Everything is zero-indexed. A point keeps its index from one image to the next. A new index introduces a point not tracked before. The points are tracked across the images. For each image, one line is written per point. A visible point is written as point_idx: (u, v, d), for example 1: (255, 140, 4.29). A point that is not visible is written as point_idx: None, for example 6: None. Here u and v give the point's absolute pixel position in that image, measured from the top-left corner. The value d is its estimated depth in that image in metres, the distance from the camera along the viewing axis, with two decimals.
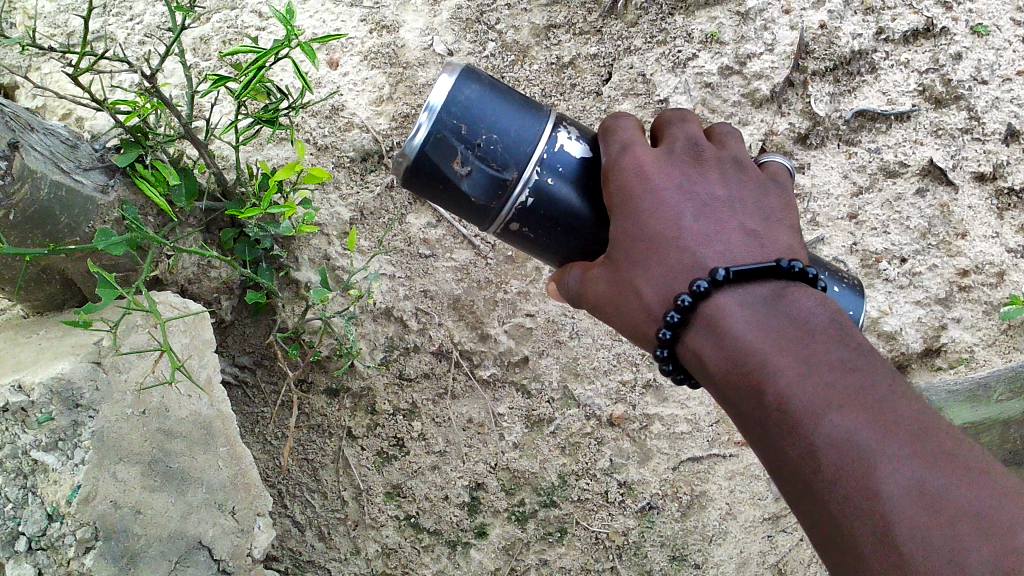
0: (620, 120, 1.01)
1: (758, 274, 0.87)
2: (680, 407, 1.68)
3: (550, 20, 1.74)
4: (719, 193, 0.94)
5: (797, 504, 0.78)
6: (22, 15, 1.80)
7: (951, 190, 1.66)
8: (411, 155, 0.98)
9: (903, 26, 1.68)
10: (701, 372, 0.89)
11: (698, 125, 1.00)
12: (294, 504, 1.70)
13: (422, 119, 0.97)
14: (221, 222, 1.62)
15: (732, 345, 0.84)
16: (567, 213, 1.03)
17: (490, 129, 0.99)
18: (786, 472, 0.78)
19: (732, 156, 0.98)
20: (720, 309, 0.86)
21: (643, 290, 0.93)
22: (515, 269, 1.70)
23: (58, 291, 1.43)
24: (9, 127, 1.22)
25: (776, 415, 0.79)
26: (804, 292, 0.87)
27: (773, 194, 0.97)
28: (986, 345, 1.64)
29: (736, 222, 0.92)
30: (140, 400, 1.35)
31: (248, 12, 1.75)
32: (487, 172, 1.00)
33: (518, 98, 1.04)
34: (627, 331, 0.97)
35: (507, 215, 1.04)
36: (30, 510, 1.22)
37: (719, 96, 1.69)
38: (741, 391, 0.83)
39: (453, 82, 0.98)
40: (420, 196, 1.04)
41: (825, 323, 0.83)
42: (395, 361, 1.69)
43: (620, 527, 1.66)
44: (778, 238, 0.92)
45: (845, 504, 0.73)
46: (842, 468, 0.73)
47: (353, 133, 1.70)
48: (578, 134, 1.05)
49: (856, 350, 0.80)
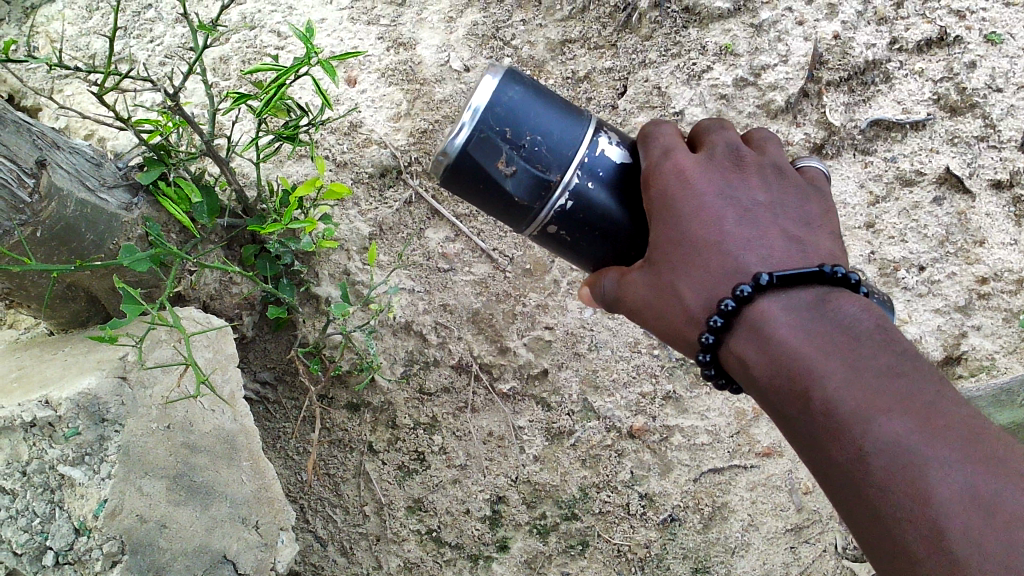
0: (659, 127, 1.02)
1: (803, 279, 0.88)
2: (701, 419, 1.67)
3: (565, 35, 1.76)
4: (760, 199, 0.95)
5: (847, 510, 0.79)
6: (44, 38, 1.84)
7: (968, 198, 1.66)
8: (453, 154, 1.00)
9: (917, 36, 1.69)
10: (744, 377, 0.91)
11: (738, 132, 1.00)
12: (317, 519, 1.71)
13: (466, 118, 0.99)
14: (242, 238, 1.64)
15: (777, 351, 0.86)
16: (605, 218, 1.04)
17: (534, 131, 1.01)
18: (834, 476, 0.80)
19: (772, 161, 0.99)
20: (764, 315, 0.88)
21: (684, 295, 0.94)
22: (534, 281, 1.71)
23: (83, 308, 1.44)
24: (36, 145, 1.25)
25: (823, 420, 0.81)
26: (847, 297, 0.88)
27: (813, 200, 0.98)
28: (1007, 353, 1.63)
29: (777, 227, 0.93)
30: (165, 415, 1.36)
31: (267, 32, 1.78)
32: (531, 173, 1.02)
33: (560, 102, 1.06)
34: (665, 333, 0.98)
35: (545, 217, 1.05)
36: (58, 524, 1.24)
37: (734, 108, 1.70)
38: (787, 396, 0.84)
39: (497, 83, 1.00)
40: (458, 196, 1.06)
41: (870, 328, 0.84)
42: (415, 376, 1.70)
43: (642, 539, 1.65)
44: (819, 246, 0.93)
45: (896, 508, 0.74)
46: (891, 472, 0.75)
47: (372, 149, 1.72)
48: (618, 140, 1.07)
49: (902, 356, 0.82)
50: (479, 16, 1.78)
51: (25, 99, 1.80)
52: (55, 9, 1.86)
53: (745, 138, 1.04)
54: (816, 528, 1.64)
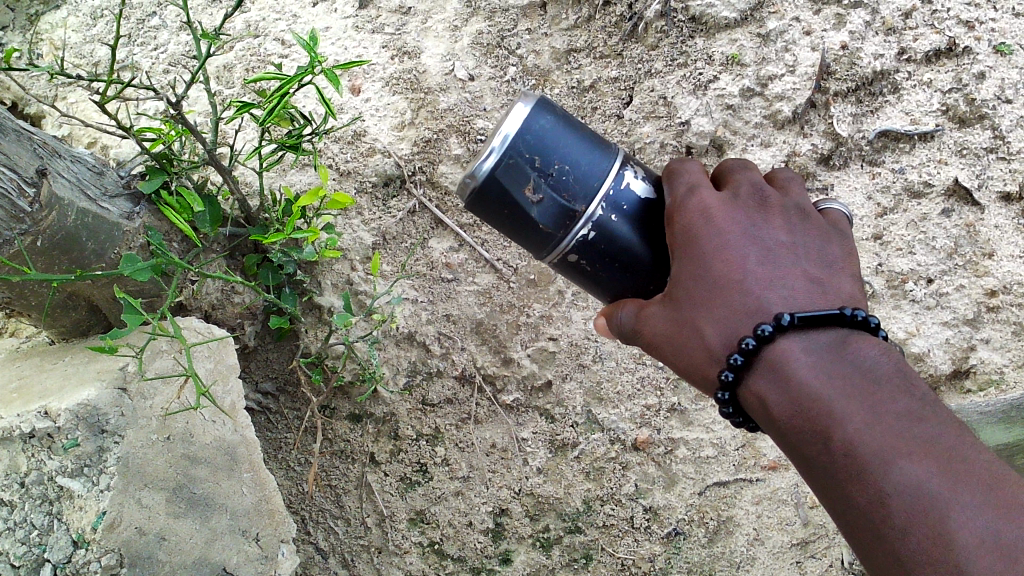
0: (685, 164, 1.02)
1: (824, 321, 0.87)
2: (706, 431, 1.65)
3: (571, 44, 1.75)
4: (783, 239, 0.95)
5: (868, 553, 0.78)
6: (48, 45, 1.84)
7: (977, 210, 1.64)
8: (480, 178, 0.99)
9: (926, 46, 1.66)
10: (763, 417, 0.90)
11: (761, 173, 1.00)
12: (318, 531, 1.71)
13: (496, 144, 0.99)
14: (244, 247, 1.63)
15: (798, 391, 0.85)
16: (626, 250, 1.04)
17: (563, 160, 1.01)
18: (854, 520, 0.79)
19: (796, 204, 0.99)
20: (785, 354, 0.87)
21: (705, 331, 0.93)
22: (538, 292, 1.69)
23: (83, 317, 1.43)
24: (37, 154, 1.23)
25: (843, 462, 0.80)
26: (866, 340, 0.87)
27: (836, 243, 0.97)
28: (1017, 366, 1.62)
29: (799, 268, 0.93)
30: (165, 426, 1.35)
31: (271, 40, 1.78)
32: (557, 201, 1.01)
33: (589, 134, 1.06)
34: (684, 370, 0.97)
35: (567, 246, 1.04)
36: (56, 536, 1.21)
37: (741, 118, 1.69)
38: (806, 436, 0.83)
39: (529, 111, 1.00)
40: (482, 220, 1.05)
41: (889, 372, 0.84)
42: (418, 387, 1.69)
43: (646, 553, 1.64)
44: (840, 287, 0.93)
45: (918, 553, 0.73)
46: (913, 516, 0.74)
47: (375, 158, 1.71)
48: (643, 175, 1.07)
49: (921, 399, 0.81)
50: (485, 25, 1.77)
51: (28, 106, 1.80)
52: (59, 16, 1.86)
53: (769, 179, 1.04)
54: (822, 543, 1.63)
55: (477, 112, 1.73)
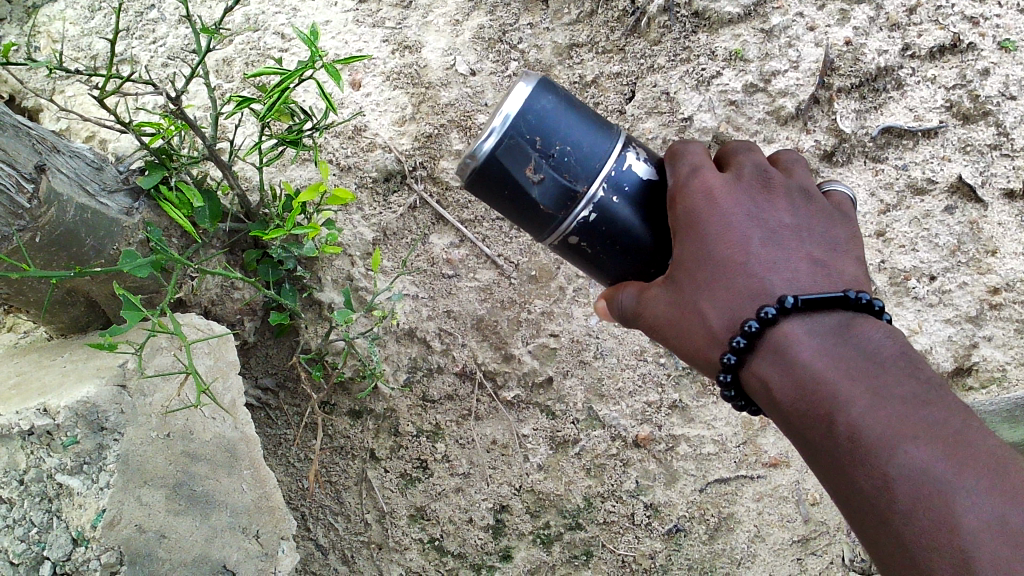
0: (688, 146, 1.01)
1: (827, 304, 0.87)
2: (707, 428, 1.65)
3: (573, 39, 1.74)
4: (787, 221, 0.94)
5: (872, 538, 0.77)
6: (46, 38, 1.83)
7: (980, 207, 1.64)
8: (481, 158, 0.98)
9: (930, 42, 1.66)
10: (766, 400, 0.89)
11: (765, 155, 1.00)
12: (317, 527, 1.71)
13: (497, 124, 0.97)
14: (243, 243, 1.62)
15: (801, 374, 0.84)
16: (627, 233, 1.03)
17: (564, 141, 1.00)
18: (859, 505, 0.78)
19: (800, 185, 0.98)
20: (788, 337, 0.86)
21: (708, 314, 0.93)
22: (539, 288, 1.69)
23: (82, 314, 1.42)
24: (36, 150, 1.23)
25: (847, 445, 0.79)
26: (870, 323, 0.87)
27: (840, 225, 0.97)
28: (1018, 364, 1.61)
29: (802, 250, 0.92)
30: (164, 424, 1.34)
31: (271, 33, 1.77)
32: (558, 182, 1.00)
33: (589, 113, 1.04)
34: (685, 353, 0.96)
35: (568, 227, 1.03)
36: (55, 534, 1.20)
37: (744, 114, 1.68)
38: (809, 420, 0.83)
39: (530, 91, 0.99)
40: (481, 199, 1.04)
41: (894, 355, 0.83)
42: (418, 383, 1.69)
43: (647, 550, 1.63)
44: (844, 269, 0.92)
45: (923, 537, 0.72)
46: (918, 500, 0.73)
47: (376, 153, 1.70)
48: (645, 156, 1.06)
49: (927, 383, 0.80)
50: (486, 19, 1.76)
51: (26, 100, 1.79)
52: (56, 9, 1.85)
53: (772, 161, 1.03)
54: (823, 540, 1.62)
55: (478, 107, 1.71)
